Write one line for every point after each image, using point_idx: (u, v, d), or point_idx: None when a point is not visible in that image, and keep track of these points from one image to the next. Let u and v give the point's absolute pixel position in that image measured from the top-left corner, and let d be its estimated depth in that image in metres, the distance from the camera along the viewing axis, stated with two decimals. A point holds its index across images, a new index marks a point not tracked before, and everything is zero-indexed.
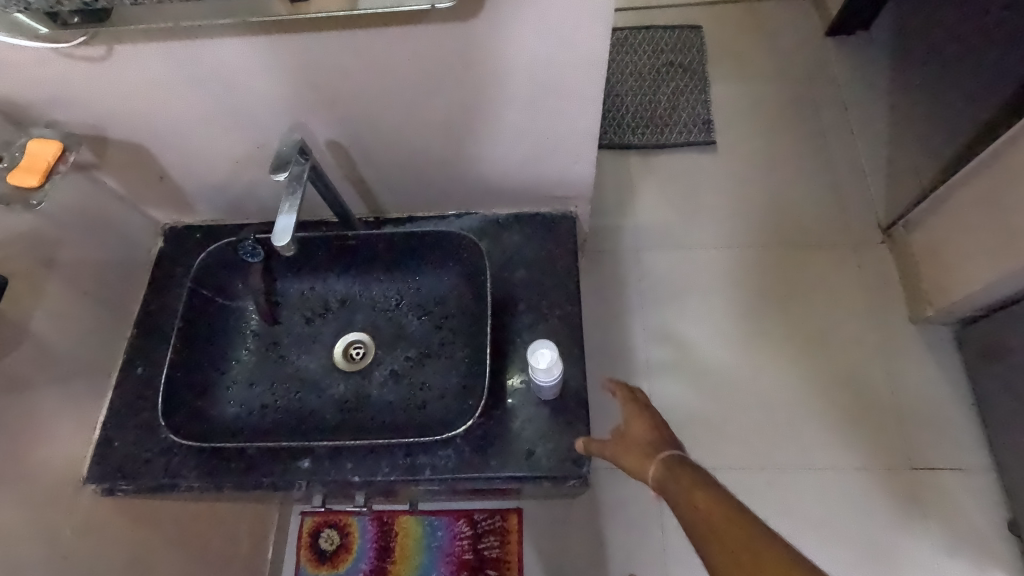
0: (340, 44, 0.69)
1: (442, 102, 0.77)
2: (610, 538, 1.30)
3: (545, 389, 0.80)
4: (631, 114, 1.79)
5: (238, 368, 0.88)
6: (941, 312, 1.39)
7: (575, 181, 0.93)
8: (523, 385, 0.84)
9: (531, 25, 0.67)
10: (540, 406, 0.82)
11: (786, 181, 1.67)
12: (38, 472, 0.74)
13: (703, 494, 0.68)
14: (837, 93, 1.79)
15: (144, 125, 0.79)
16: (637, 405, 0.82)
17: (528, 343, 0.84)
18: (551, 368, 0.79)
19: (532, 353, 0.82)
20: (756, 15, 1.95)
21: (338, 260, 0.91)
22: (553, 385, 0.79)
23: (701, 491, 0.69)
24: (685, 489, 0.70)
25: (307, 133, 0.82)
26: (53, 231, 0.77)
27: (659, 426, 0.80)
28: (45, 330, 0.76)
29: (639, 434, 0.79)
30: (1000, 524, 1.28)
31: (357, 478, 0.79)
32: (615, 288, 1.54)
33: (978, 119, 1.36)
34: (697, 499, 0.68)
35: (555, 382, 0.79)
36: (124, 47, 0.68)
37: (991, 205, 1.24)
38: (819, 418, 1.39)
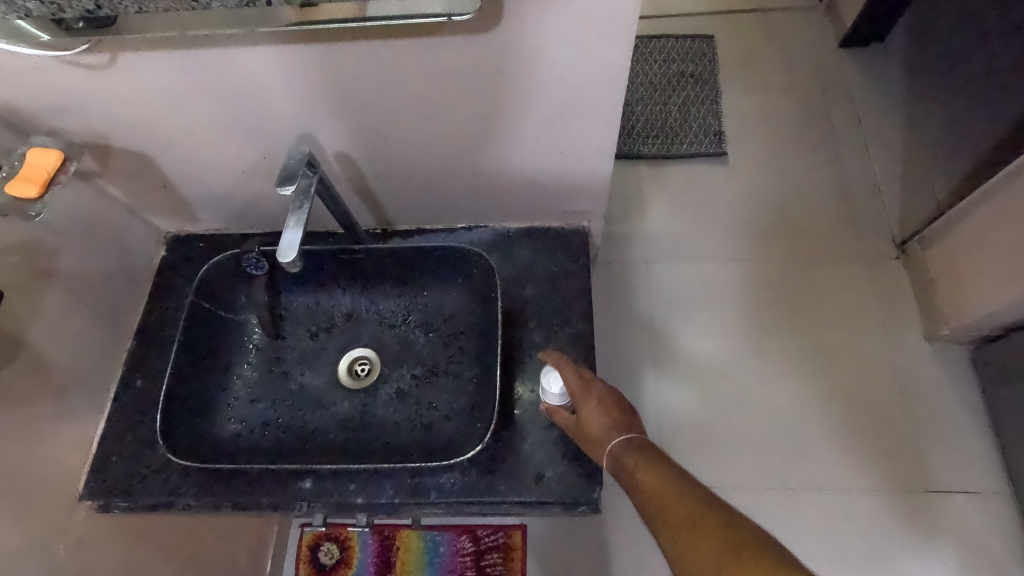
0: (352, 55, 0.67)
1: (454, 114, 0.75)
2: (616, 557, 1.26)
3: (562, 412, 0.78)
4: (641, 123, 1.76)
5: (240, 384, 0.86)
6: (958, 331, 1.36)
7: (588, 196, 0.91)
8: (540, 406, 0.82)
9: (550, 39, 0.65)
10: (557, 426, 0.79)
11: (799, 194, 1.64)
12: (32, 491, 0.72)
13: (651, 473, 0.61)
14: (850, 105, 1.77)
15: (147, 134, 0.77)
16: (585, 380, 0.74)
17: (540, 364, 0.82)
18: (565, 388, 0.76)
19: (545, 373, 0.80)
20: (769, 25, 1.93)
21: (343, 274, 0.88)
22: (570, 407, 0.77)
23: (650, 467, 0.62)
24: (632, 469, 0.63)
25: (316, 145, 0.80)
26: (53, 241, 0.75)
27: (610, 403, 0.71)
28: (43, 343, 0.74)
29: (586, 409, 0.71)
30: (1016, 550, 1.24)
31: (359, 500, 0.76)
32: (623, 299, 1.51)
33: (997, 134, 1.33)
34: (642, 480, 0.61)
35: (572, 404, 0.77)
36: (128, 55, 0.66)
37: (1010, 223, 1.21)
38: (830, 437, 1.36)
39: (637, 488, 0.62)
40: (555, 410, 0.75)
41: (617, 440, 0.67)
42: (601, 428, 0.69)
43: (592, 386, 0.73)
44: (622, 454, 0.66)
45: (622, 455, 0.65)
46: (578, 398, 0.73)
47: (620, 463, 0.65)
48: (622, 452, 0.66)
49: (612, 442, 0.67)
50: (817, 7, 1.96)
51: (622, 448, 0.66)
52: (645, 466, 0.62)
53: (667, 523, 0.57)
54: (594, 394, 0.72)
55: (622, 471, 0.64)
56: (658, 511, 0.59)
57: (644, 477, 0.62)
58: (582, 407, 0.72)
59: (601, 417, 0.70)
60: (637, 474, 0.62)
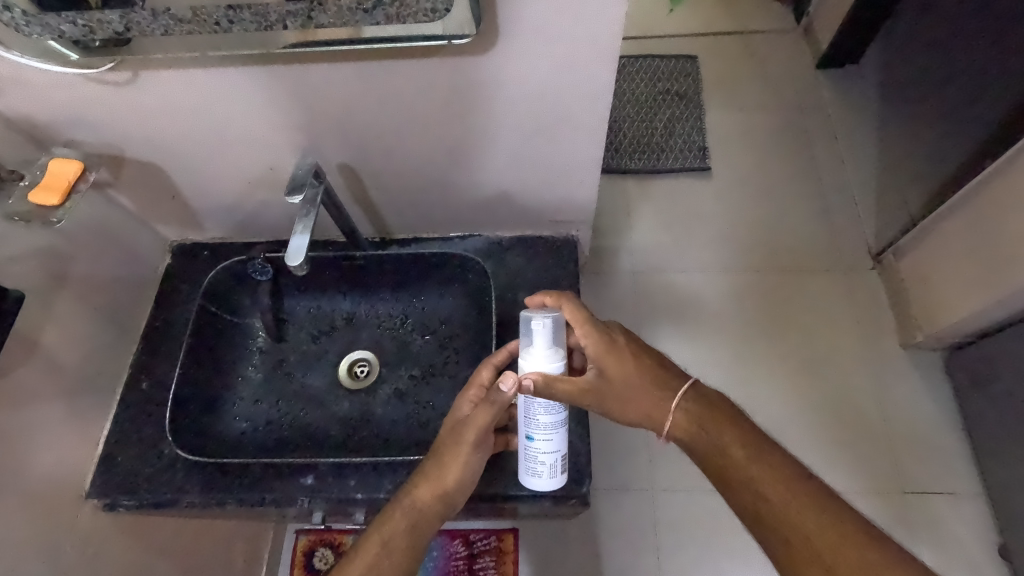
0: (356, 75, 0.72)
1: (451, 130, 0.80)
2: (606, 559, 1.30)
3: (551, 466, 0.75)
4: (628, 139, 1.83)
5: (244, 384, 0.91)
6: (930, 337, 1.42)
7: (577, 208, 0.96)
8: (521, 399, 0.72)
9: (539, 62, 0.70)
10: (558, 432, 0.73)
11: (779, 207, 1.71)
12: (42, 487, 0.74)
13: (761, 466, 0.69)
14: (827, 123, 1.85)
15: (161, 147, 0.81)
16: (606, 338, 0.75)
17: (522, 329, 0.72)
18: (560, 341, 0.72)
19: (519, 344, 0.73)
20: (750, 47, 2.01)
21: (344, 280, 0.94)
22: (554, 453, 0.74)
23: (768, 466, 0.69)
24: (741, 458, 0.70)
25: (321, 159, 0.85)
26: (68, 247, 0.79)
27: (652, 362, 0.76)
28: (56, 344, 0.77)
29: (626, 371, 0.74)
30: (990, 548, 1.29)
31: (359, 495, 0.80)
32: (612, 308, 1.56)
33: (962, 151, 1.41)
34: (754, 473, 0.68)
35: (560, 439, 0.74)
36: (149, 72, 0.70)
37: (977, 233, 1.28)
38: (812, 440, 1.41)
39: (756, 494, 0.67)
40: (557, 376, 0.69)
41: (674, 400, 0.74)
42: (647, 388, 0.74)
43: (620, 343, 0.75)
44: (696, 421, 0.73)
45: (723, 446, 0.71)
46: (606, 357, 0.74)
47: (726, 461, 0.70)
48: (709, 426, 0.72)
49: (676, 407, 0.74)
50: (795, 29, 2.05)
51: (690, 410, 0.74)
52: (755, 457, 0.70)
53: (805, 540, 0.64)
54: (627, 351, 0.75)
55: (710, 448, 0.72)
56: (790, 522, 0.65)
57: (762, 477, 0.68)
58: (616, 363, 0.74)
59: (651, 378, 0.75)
60: (753, 471, 0.69)
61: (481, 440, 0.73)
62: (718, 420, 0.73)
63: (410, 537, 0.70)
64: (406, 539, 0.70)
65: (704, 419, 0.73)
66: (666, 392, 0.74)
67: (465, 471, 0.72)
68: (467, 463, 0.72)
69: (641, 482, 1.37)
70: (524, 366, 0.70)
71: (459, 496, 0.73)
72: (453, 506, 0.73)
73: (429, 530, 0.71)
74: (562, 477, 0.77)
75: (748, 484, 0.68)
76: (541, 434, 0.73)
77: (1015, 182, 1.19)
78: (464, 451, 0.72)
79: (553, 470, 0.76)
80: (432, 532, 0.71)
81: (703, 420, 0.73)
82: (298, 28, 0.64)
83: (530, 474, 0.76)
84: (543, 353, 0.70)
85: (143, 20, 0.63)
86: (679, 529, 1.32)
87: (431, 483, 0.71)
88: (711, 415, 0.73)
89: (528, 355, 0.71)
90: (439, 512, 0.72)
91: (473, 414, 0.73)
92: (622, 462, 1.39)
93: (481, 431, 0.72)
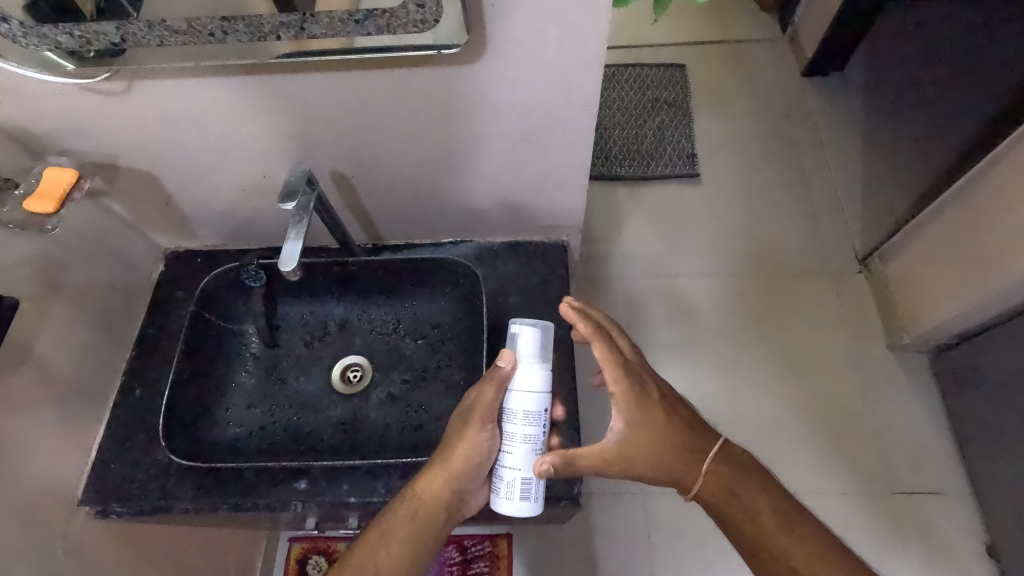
0: (348, 83, 0.73)
1: (443, 138, 0.82)
2: (599, 562, 1.30)
3: (520, 488, 0.71)
4: (619, 146, 1.86)
5: (237, 390, 0.91)
6: (917, 339, 1.45)
7: (567, 213, 0.97)
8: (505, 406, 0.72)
9: (528, 71, 0.72)
10: (531, 449, 0.71)
11: (768, 212, 1.74)
12: (36, 494, 0.74)
13: (791, 537, 0.74)
14: (814, 130, 1.88)
15: (154, 155, 0.82)
16: (639, 391, 0.75)
17: (511, 340, 0.73)
18: (546, 352, 0.73)
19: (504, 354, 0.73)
20: (737, 55, 2.05)
21: (337, 286, 0.95)
22: (523, 472, 0.70)
23: (798, 538, 0.74)
24: (774, 531, 0.74)
25: (313, 166, 0.86)
26: (62, 254, 0.79)
27: (682, 420, 0.76)
28: (50, 352, 0.77)
29: (658, 430, 0.74)
30: (978, 547, 1.31)
31: (352, 499, 0.80)
32: (603, 312, 1.57)
33: (945, 156, 1.44)
34: (785, 545, 0.73)
35: (533, 459, 0.71)
36: (142, 82, 0.71)
37: (961, 236, 1.31)
38: (802, 442, 1.42)
39: (787, 568, 0.73)
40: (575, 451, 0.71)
41: (704, 463, 0.74)
42: (678, 449, 0.74)
43: (654, 401, 0.75)
44: (726, 487, 0.75)
45: (754, 515, 0.74)
46: (637, 416, 0.74)
47: (755, 530, 0.74)
48: (741, 492, 0.75)
49: (707, 471, 0.74)
50: (781, 38, 2.08)
51: (721, 474, 0.75)
52: (787, 529, 0.74)
53: None
54: (658, 408, 0.75)
55: (740, 517, 0.74)
56: None
57: (793, 549, 0.73)
58: (649, 420, 0.74)
59: (684, 438, 0.75)
60: (783, 543, 0.73)
61: (487, 420, 0.72)
62: (747, 483, 0.75)
63: (415, 521, 0.72)
64: (411, 523, 0.71)
65: (734, 486, 0.75)
66: (698, 455, 0.75)
67: (470, 451, 0.72)
68: (471, 443, 0.72)
69: (634, 485, 1.38)
70: (510, 376, 0.71)
71: (467, 478, 0.73)
72: (463, 489, 0.73)
73: (437, 513, 0.72)
74: (534, 506, 0.72)
75: (779, 556, 0.73)
76: (512, 448, 0.71)
77: (996, 186, 1.22)
78: (467, 432, 0.71)
79: (514, 492, 0.71)
80: (440, 515, 0.72)
81: (733, 484, 0.75)
82: (292, 39, 0.66)
83: (498, 494, 0.72)
84: (531, 364, 0.71)
85: (139, 31, 0.65)
86: (672, 531, 1.33)
87: (438, 466, 0.73)
88: (740, 480, 0.75)
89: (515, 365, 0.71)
90: (446, 495, 0.72)
91: (478, 394, 0.73)
92: None
93: (485, 412, 0.71)
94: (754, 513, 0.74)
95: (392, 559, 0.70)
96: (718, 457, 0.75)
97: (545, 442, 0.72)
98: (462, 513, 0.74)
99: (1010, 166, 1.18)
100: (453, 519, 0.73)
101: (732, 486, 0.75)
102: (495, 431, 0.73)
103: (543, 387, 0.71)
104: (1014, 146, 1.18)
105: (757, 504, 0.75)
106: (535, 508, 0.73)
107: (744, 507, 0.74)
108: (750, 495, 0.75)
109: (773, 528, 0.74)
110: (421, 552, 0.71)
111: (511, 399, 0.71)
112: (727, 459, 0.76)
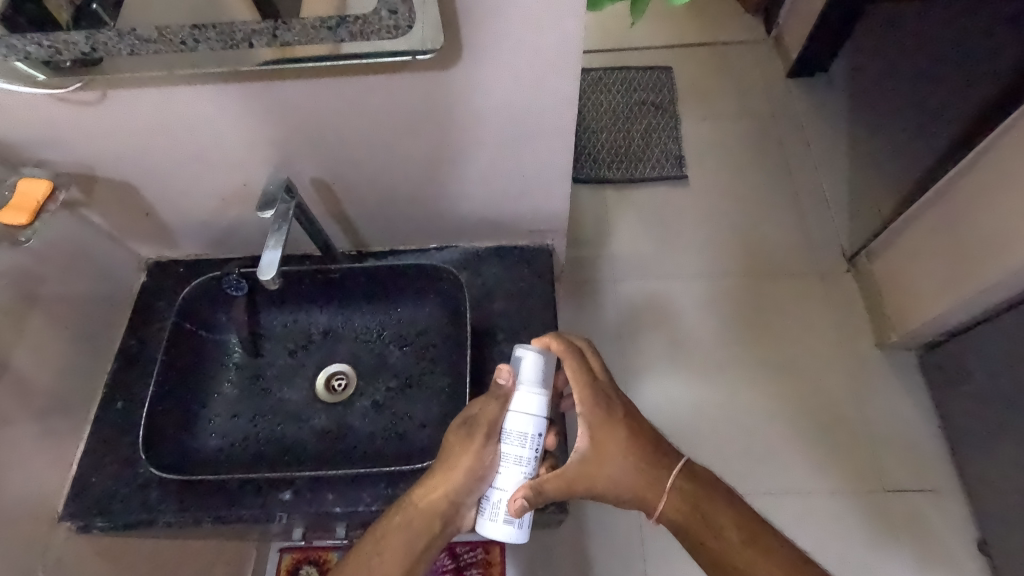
0: (327, 91, 0.73)
1: (423, 146, 0.82)
2: (593, 566, 1.30)
3: (506, 507, 0.70)
4: (606, 149, 1.86)
5: (221, 400, 0.90)
6: (904, 337, 1.45)
7: (550, 217, 0.97)
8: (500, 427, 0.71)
9: (507, 76, 0.72)
10: (522, 472, 0.70)
11: (756, 213, 1.74)
12: (19, 509, 0.73)
13: (759, 554, 0.72)
14: (800, 130, 1.89)
15: (131, 166, 0.82)
16: (603, 410, 0.75)
17: (515, 356, 0.74)
18: (547, 379, 0.73)
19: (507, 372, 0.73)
20: (723, 58, 2.05)
21: (320, 293, 0.95)
22: (510, 493, 0.70)
23: (764, 553, 0.72)
24: (740, 547, 0.72)
25: (293, 174, 0.86)
26: (39, 267, 0.78)
27: (647, 436, 0.76)
28: (29, 366, 0.75)
29: (619, 447, 0.74)
30: (971, 544, 1.31)
31: (338, 508, 0.80)
32: (593, 315, 1.57)
33: (929, 153, 1.45)
34: (754, 563, 0.71)
35: (522, 480, 0.70)
36: (118, 92, 0.71)
37: (947, 233, 1.32)
38: (793, 441, 1.42)
39: None
40: (542, 477, 0.71)
41: (668, 479, 0.74)
42: (641, 466, 0.74)
43: (617, 419, 0.75)
44: (691, 503, 0.74)
45: (718, 530, 0.73)
46: (600, 432, 0.75)
47: (721, 546, 0.72)
48: (705, 507, 0.74)
49: (671, 488, 0.74)
50: (767, 39, 2.09)
51: (685, 490, 0.74)
52: (755, 545, 0.72)
53: None
54: (623, 426, 0.75)
55: (706, 533, 0.73)
56: None
57: (761, 566, 0.71)
58: (609, 437, 0.74)
59: (648, 455, 0.75)
60: (749, 557, 0.72)
61: (489, 434, 0.70)
62: (714, 499, 0.75)
63: (410, 530, 0.71)
64: (405, 532, 0.71)
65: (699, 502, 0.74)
66: (660, 470, 0.75)
67: (472, 465, 0.70)
68: (473, 457, 0.70)
69: None
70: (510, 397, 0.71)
71: (466, 493, 0.70)
72: (459, 501, 0.71)
73: (433, 522, 0.71)
74: (520, 533, 0.71)
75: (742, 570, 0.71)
76: (503, 469, 0.70)
77: (981, 182, 1.23)
78: (470, 445, 0.70)
79: (497, 513, 0.70)
80: (435, 525, 0.71)
81: (698, 500, 0.74)
82: (266, 46, 0.65)
83: (482, 515, 0.71)
84: (528, 388, 0.71)
85: (110, 40, 0.63)
86: (665, 535, 1.33)
87: (437, 477, 0.72)
88: (704, 496, 0.75)
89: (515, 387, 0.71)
90: (443, 507, 0.71)
91: (482, 409, 0.72)
92: None
93: (489, 426, 0.70)
94: (720, 528, 0.73)
95: (385, 567, 0.69)
96: (682, 472, 0.75)
97: (535, 468, 0.71)
98: (458, 525, 0.73)
99: (996, 163, 1.19)
100: (450, 528, 0.72)
101: (696, 503, 0.74)
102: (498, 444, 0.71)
103: (540, 411, 0.70)
104: (998, 143, 1.18)
105: (722, 519, 0.73)
106: (521, 534, 0.72)
107: (708, 522, 0.73)
108: (715, 510, 0.74)
109: (741, 544, 0.72)
110: (414, 560, 0.71)
111: (507, 420, 0.70)
112: (693, 475, 0.76)
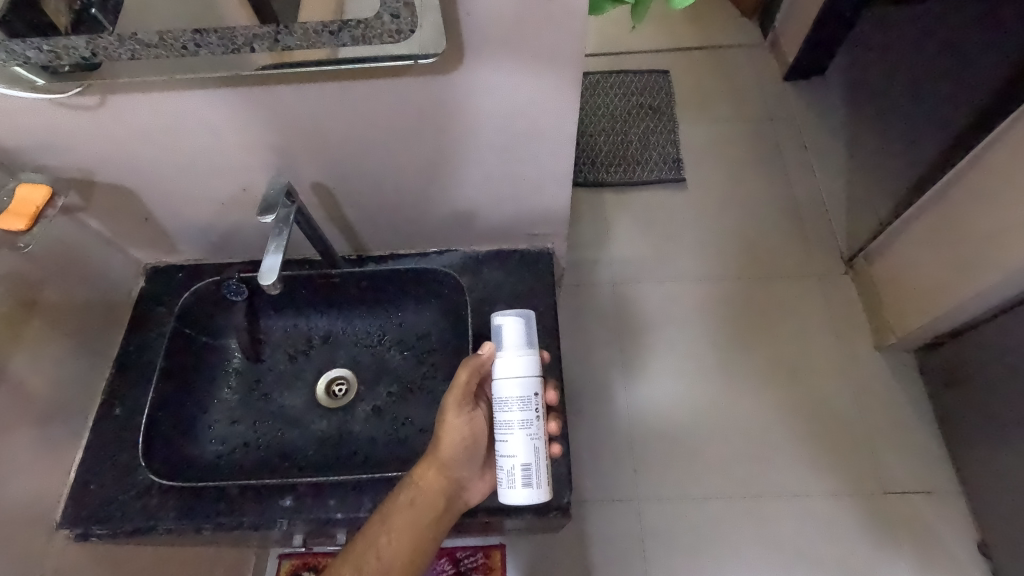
0: (329, 98, 0.73)
1: (424, 153, 0.82)
2: (594, 569, 1.30)
3: (521, 475, 0.71)
4: (605, 152, 1.86)
5: (220, 406, 0.90)
6: (903, 339, 1.45)
7: (551, 220, 0.97)
8: (495, 366, 0.73)
9: (506, 81, 0.72)
10: (527, 434, 0.71)
11: (754, 215, 1.74)
12: (17, 518, 0.71)
13: None
14: (797, 133, 1.90)
15: (128, 170, 0.81)
16: None
17: (495, 321, 0.75)
18: (533, 341, 0.74)
19: (494, 346, 0.75)
20: (720, 61, 2.06)
21: (321, 298, 0.95)
22: (521, 459, 0.71)
23: None
24: None
25: (294, 178, 0.85)
26: (36, 272, 0.77)
27: None
28: (27, 372, 0.75)
29: None
30: (971, 545, 1.31)
31: (339, 514, 0.79)
32: (593, 318, 1.57)
33: (925, 156, 1.46)
34: None
35: (529, 443, 0.71)
36: (116, 97, 0.70)
37: (945, 234, 1.32)
38: (793, 443, 1.42)
39: None
40: None
41: None
42: None
43: None
44: None
45: None
46: None
47: None
48: None
49: None
50: (763, 42, 2.10)
51: None
52: None
53: None
54: None
55: None
56: None
57: None
58: None
59: None
60: None
61: (464, 403, 0.76)
62: None
63: (415, 509, 0.72)
64: (411, 512, 0.71)
65: None
66: None
67: (459, 436, 0.76)
68: (453, 428, 0.75)
69: (628, 492, 1.37)
70: (498, 364, 0.72)
71: (458, 463, 0.75)
72: (456, 474, 0.75)
73: (436, 501, 0.73)
74: (538, 493, 0.71)
75: None
76: (508, 436, 0.71)
77: (977, 185, 1.23)
78: (447, 417, 0.75)
79: (515, 480, 0.71)
80: (439, 502, 0.73)
81: None
82: (267, 50, 0.65)
83: (502, 485, 0.72)
84: (516, 352, 0.72)
85: (110, 45, 0.63)
86: (667, 537, 1.32)
87: (429, 455, 0.75)
88: None
89: (502, 354, 0.73)
90: (442, 485, 0.74)
91: (454, 378, 0.76)
92: (608, 472, 1.39)
93: (465, 392, 0.76)
94: None
95: (393, 545, 0.70)
96: None
97: (541, 427, 0.72)
98: (459, 503, 0.76)
99: (994, 165, 1.19)
100: (453, 508, 0.74)
101: None
102: (472, 413, 0.77)
103: (529, 372, 0.72)
104: (994, 145, 1.19)
105: None
106: (541, 496, 0.72)
107: None
108: None
109: None
110: (421, 539, 0.71)
111: (500, 388, 0.71)
112: None
